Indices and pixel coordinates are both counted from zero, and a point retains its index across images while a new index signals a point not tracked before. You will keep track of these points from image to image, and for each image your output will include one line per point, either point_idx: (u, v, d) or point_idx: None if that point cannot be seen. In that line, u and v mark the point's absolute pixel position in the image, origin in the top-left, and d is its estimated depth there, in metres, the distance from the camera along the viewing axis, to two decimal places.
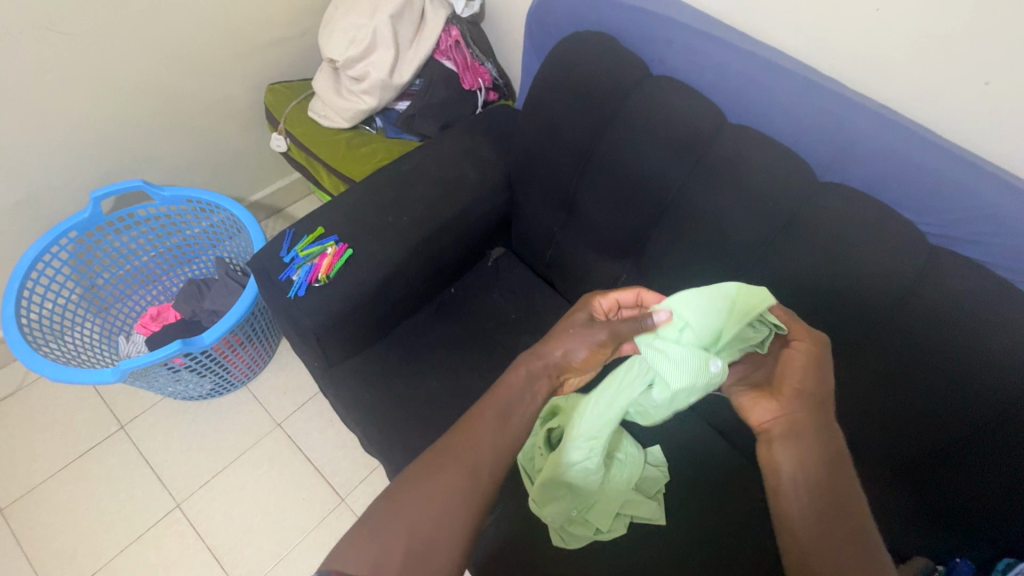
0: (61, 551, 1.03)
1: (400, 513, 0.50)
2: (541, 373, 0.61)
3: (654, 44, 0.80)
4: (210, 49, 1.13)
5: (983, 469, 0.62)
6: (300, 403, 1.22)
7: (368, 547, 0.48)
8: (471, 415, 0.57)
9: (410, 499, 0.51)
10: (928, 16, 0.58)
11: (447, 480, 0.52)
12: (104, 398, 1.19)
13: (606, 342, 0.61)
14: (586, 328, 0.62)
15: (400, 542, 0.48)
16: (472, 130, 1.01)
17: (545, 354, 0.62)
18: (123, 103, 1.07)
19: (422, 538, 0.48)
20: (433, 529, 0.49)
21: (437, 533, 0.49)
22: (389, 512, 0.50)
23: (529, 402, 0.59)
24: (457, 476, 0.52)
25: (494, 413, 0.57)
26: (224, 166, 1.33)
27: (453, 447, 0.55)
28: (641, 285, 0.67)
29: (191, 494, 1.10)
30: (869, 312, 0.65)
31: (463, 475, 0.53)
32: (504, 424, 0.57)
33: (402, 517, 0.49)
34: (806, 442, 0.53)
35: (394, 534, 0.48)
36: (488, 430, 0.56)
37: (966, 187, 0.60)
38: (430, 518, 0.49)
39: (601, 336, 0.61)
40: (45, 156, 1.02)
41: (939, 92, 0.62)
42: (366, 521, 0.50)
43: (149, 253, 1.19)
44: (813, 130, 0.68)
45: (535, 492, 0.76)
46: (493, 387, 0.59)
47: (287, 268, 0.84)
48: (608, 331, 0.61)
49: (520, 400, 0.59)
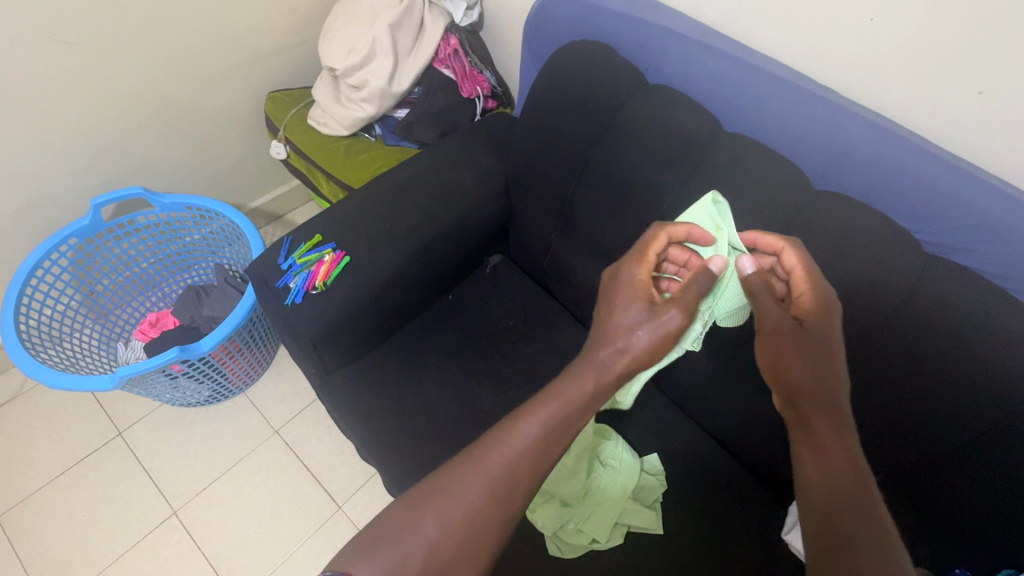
0: (56, 559, 1.03)
1: (415, 529, 0.48)
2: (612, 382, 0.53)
3: (650, 54, 0.81)
4: (210, 57, 1.13)
5: (979, 481, 0.62)
6: (298, 410, 1.22)
7: (385, 553, 0.47)
8: (510, 427, 0.51)
9: (425, 517, 0.48)
10: (922, 26, 0.59)
11: (475, 498, 0.49)
12: (102, 404, 1.19)
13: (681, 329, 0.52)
14: (646, 317, 0.52)
15: (415, 553, 0.47)
16: (471, 137, 1.02)
17: (606, 364, 0.53)
18: (122, 111, 1.07)
19: (433, 564, 0.47)
20: (448, 553, 0.47)
21: (451, 557, 0.47)
22: (402, 525, 0.49)
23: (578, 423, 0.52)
24: (484, 493, 0.49)
25: (531, 435, 0.51)
26: (224, 173, 1.34)
27: (479, 465, 0.50)
28: (681, 227, 0.58)
29: (189, 501, 1.10)
30: (866, 321, 0.65)
31: (492, 497, 0.49)
32: (545, 445, 0.51)
33: (416, 534, 0.48)
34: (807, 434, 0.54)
35: (405, 554, 0.47)
36: (529, 445, 0.50)
37: (962, 196, 0.60)
38: (445, 543, 0.47)
39: (674, 323, 0.51)
40: (45, 164, 1.03)
41: (936, 102, 0.62)
42: (377, 532, 0.49)
43: (148, 260, 1.20)
44: (808, 139, 0.69)
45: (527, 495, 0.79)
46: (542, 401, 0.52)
47: (285, 276, 0.84)
48: (683, 314, 0.52)
49: (576, 416, 0.52)
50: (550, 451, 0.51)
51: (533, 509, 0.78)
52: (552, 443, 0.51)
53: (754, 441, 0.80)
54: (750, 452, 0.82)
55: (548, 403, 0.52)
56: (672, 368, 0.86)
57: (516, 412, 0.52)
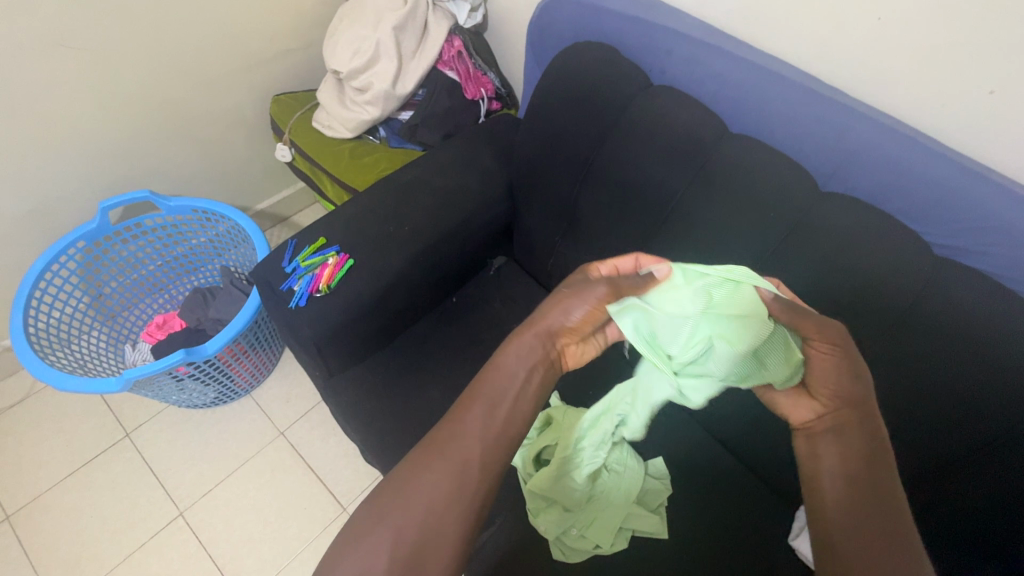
0: (64, 559, 1.03)
1: (384, 520, 0.50)
2: (538, 342, 0.55)
3: (654, 55, 0.80)
4: (216, 61, 1.14)
5: (988, 488, 0.60)
6: (303, 412, 1.22)
7: (359, 554, 0.48)
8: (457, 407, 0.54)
9: (394, 509, 0.50)
10: (929, 25, 0.58)
11: (433, 479, 0.51)
12: (110, 406, 1.20)
13: (604, 297, 0.54)
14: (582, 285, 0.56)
15: (386, 547, 0.48)
16: (475, 139, 1.02)
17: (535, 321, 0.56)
18: (130, 115, 1.08)
19: (403, 552, 0.48)
20: (416, 540, 0.48)
21: (418, 544, 0.48)
22: (373, 518, 0.50)
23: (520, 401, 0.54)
24: (440, 473, 0.51)
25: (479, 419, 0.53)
26: (230, 175, 1.35)
27: (438, 453, 0.52)
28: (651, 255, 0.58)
29: (195, 502, 1.10)
30: (874, 324, 0.64)
31: (451, 474, 0.51)
32: (495, 425, 0.53)
33: (386, 525, 0.49)
34: (847, 441, 0.52)
35: (376, 546, 0.48)
36: (479, 423, 0.53)
37: (971, 198, 0.59)
38: (411, 531, 0.49)
39: (596, 290, 0.54)
40: (54, 167, 1.04)
41: (945, 103, 0.61)
42: (349, 532, 0.50)
43: (155, 262, 1.21)
44: (814, 141, 0.68)
45: (528, 501, 0.78)
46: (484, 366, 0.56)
47: (289, 278, 0.85)
48: (607, 284, 0.54)
49: (510, 383, 0.54)
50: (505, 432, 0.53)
51: (534, 515, 0.77)
52: (499, 419, 0.53)
53: (761, 445, 0.79)
54: (756, 456, 0.82)
55: (492, 384, 0.54)
56: None
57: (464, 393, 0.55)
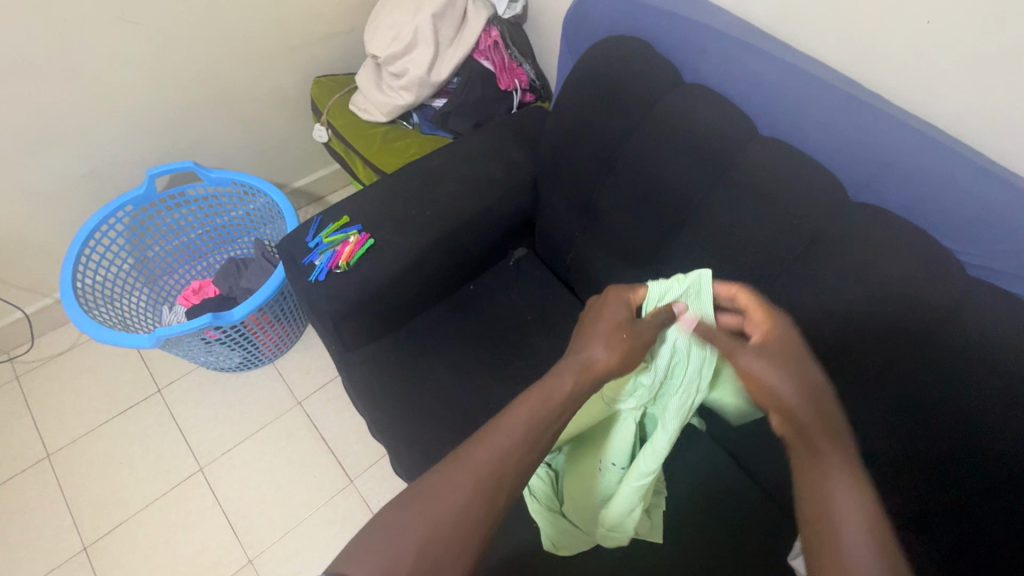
0: (94, 499, 1.11)
1: (415, 512, 0.48)
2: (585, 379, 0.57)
3: (689, 52, 0.78)
4: (265, 41, 1.19)
5: (989, 531, 0.57)
6: (321, 384, 1.26)
7: (377, 562, 0.46)
8: (497, 424, 0.54)
9: (429, 496, 0.49)
10: (982, 32, 0.55)
11: (464, 490, 0.49)
12: (146, 362, 1.28)
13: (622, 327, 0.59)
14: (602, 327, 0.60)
15: (406, 557, 0.46)
16: (504, 129, 1.02)
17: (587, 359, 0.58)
18: (182, 89, 1.14)
19: (425, 562, 0.46)
20: (439, 552, 0.47)
21: (441, 556, 0.46)
22: (399, 520, 0.48)
23: (565, 387, 0.56)
24: (471, 488, 0.50)
25: (524, 422, 0.54)
26: (271, 152, 1.40)
27: (480, 443, 0.53)
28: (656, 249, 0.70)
29: (214, 459, 1.16)
30: (894, 343, 0.61)
31: (481, 491, 0.50)
32: (539, 423, 0.54)
33: (409, 534, 0.47)
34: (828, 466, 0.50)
35: (407, 531, 0.47)
36: (532, 412, 0.54)
37: (1012, 216, 0.55)
38: (446, 520, 0.48)
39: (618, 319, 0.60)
40: (110, 134, 1.11)
41: (994, 115, 0.57)
42: (384, 513, 0.49)
43: (196, 230, 1.27)
44: (850, 148, 0.65)
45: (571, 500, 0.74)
46: (531, 389, 0.56)
47: (311, 253, 0.88)
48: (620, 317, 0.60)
49: (558, 412, 0.55)
50: (546, 434, 0.55)
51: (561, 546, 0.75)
52: (535, 441, 0.54)
53: (767, 458, 0.77)
54: (762, 469, 0.80)
55: (539, 385, 0.56)
56: None
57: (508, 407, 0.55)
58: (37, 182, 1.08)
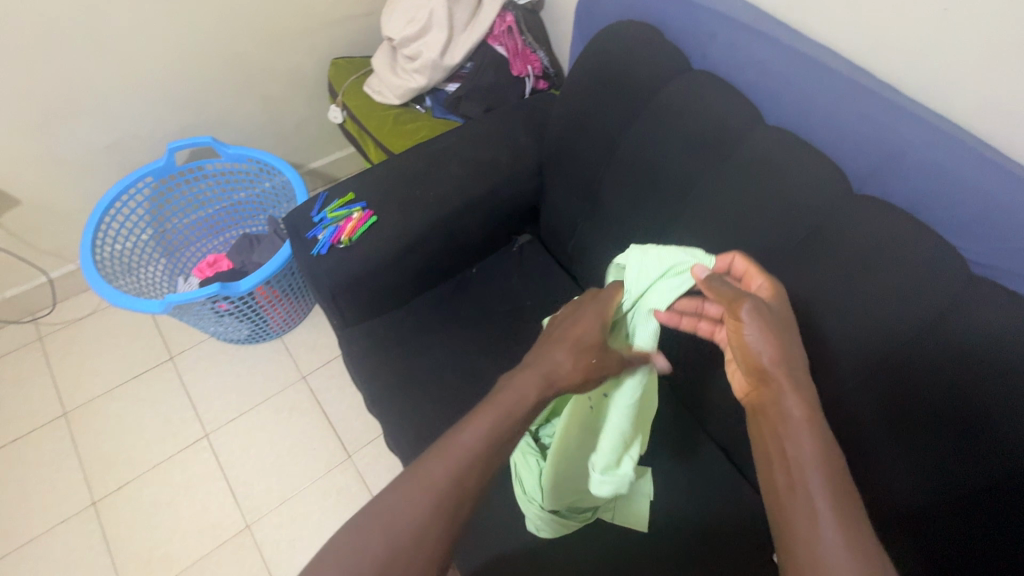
0: (104, 457, 1.16)
1: (375, 526, 0.47)
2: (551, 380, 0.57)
3: (698, 39, 0.77)
4: (285, 22, 1.21)
5: (987, 525, 0.57)
6: (326, 360, 1.29)
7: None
8: (454, 431, 0.52)
9: (389, 510, 0.47)
10: (1000, 19, 0.53)
11: (426, 501, 0.48)
12: (160, 330, 1.33)
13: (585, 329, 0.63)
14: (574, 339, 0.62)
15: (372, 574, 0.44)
16: (513, 114, 1.02)
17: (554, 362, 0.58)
18: (203, 66, 1.18)
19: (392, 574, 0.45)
20: (408, 559, 0.46)
21: (410, 565, 0.46)
22: (357, 539, 0.46)
23: (530, 392, 0.56)
24: (433, 498, 0.48)
25: (484, 424, 0.52)
26: (289, 133, 1.43)
27: (438, 451, 0.51)
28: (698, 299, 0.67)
29: (219, 427, 1.20)
30: (892, 338, 0.60)
31: (444, 498, 0.48)
32: (498, 423, 0.53)
33: (371, 550, 0.45)
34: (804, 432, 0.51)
35: (368, 549, 0.45)
36: (490, 415, 0.53)
37: (1020, 212, 0.53)
38: (409, 531, 0.47)
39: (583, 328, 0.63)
40: (134, 107, 1.15)
41: (1008, 108, 0.55)
42: (339, 537, 0.47)
43: (213, 205, 1.31)
44: (854, 140, 0.63)
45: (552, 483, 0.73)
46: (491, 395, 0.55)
47: (315, 227, 0.90)
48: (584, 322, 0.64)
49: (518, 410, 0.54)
50: (508, 433, 0.53)
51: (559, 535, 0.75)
52: (498, 440, 0.53)
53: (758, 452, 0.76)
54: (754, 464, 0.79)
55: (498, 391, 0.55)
56: (683, 366, 0.83)
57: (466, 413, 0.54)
58: (63, 150, 1.13)
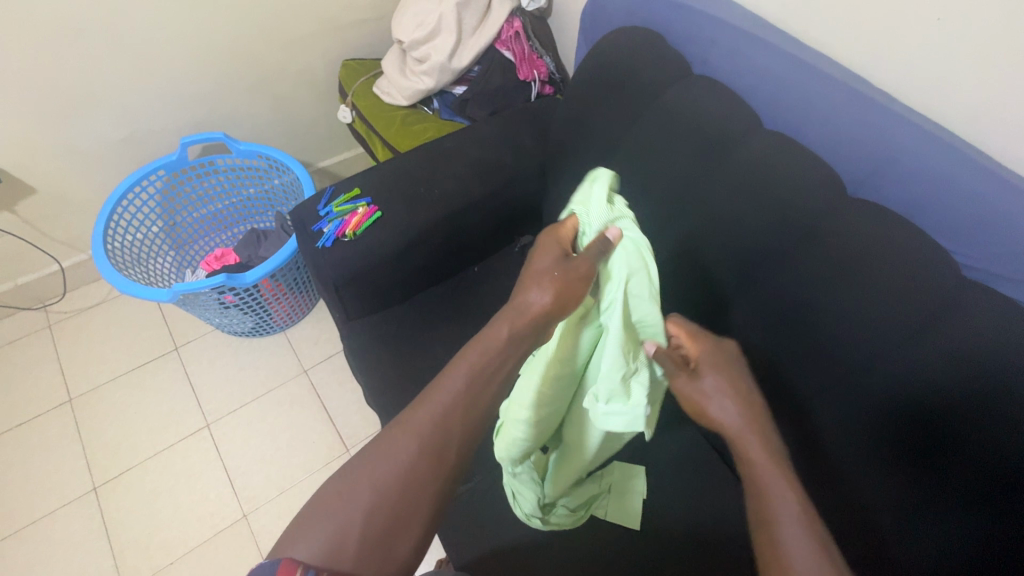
0: (107, 443, 1.18)
1: (362, 476, 0.51)
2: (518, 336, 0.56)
3: (700, 45, 0.79)
4: (299, 24, 1.24)
5: (972, 535, 0.55)
6: (327, 355, 1.30)
7: (330, 526, 0.48)
8: (438, 383, 0.54)
9: (376, 460, 0.51)
10: (991, 29, 0.54)
11: (408, 453, 0.51)
12: (167, 321, 1.35)
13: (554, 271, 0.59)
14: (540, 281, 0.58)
15: (357, 518, 0.49)
16: (518, 117, 1.05)
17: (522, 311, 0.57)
18: (218, 64, 1.21)
19: (378, 519, 0.49)
20: (395, 503, 0.50)
21: (396, 509, 0.49)
22: (344, 490, 0.50)
23: (505, 331, 0.56)
24: (415, 451, 0.51)
25: (463, 374, 0.54)
26: (299, 132, 1.46)
27: (423, 403, 0.53)
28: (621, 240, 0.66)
29: (221, 417, 1.22)
30: (886, 340, 0.60)
31: (426, 452, 0.51)
32: (481, 374, 0.55)
33: (359, 497, 0.50)
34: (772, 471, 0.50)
35: (355, 497, 0.50)
36: (471, 365, 0.54)
37: (1010, 216, 0.54)
38: (393, 482, 0.50)
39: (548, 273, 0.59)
40: (150, 102, 1.18)
41: (1000, 115, 0.57)
42: (329, 486, 0.51)
43: (223, 200, 1.33)
44: (850, 143, 0.65)
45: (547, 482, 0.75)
46: (469, 345, 0.55)
47: (321, 221, 0.92)
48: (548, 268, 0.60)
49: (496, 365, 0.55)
50: (489, 387, 0.55)
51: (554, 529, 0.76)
52: (478, 394, 0.54)
53: None
54: None
55: (474, 341, 0.56)
56: None
57: (448, 364, 0.55)
58: (81, 142, 1.16)
